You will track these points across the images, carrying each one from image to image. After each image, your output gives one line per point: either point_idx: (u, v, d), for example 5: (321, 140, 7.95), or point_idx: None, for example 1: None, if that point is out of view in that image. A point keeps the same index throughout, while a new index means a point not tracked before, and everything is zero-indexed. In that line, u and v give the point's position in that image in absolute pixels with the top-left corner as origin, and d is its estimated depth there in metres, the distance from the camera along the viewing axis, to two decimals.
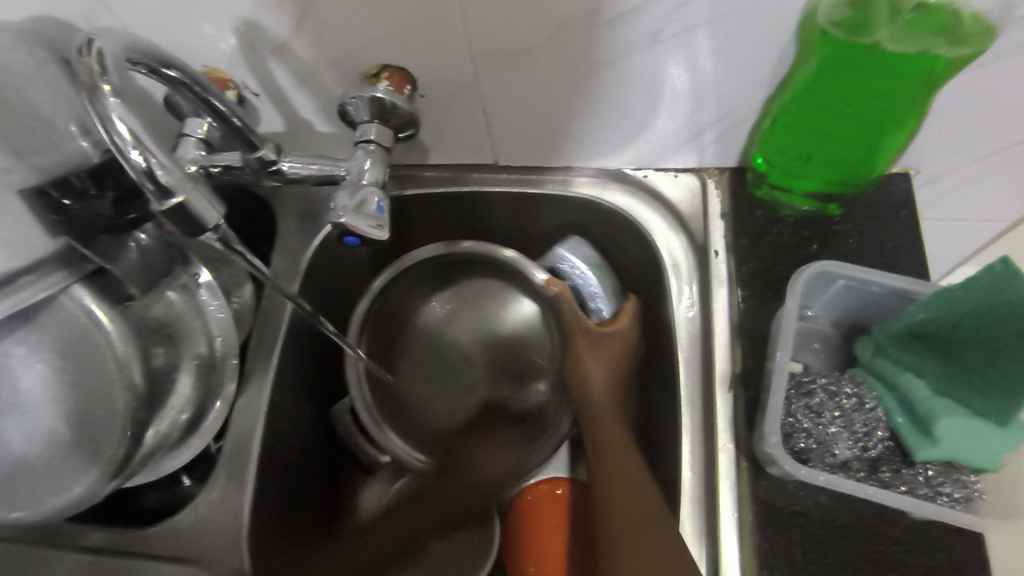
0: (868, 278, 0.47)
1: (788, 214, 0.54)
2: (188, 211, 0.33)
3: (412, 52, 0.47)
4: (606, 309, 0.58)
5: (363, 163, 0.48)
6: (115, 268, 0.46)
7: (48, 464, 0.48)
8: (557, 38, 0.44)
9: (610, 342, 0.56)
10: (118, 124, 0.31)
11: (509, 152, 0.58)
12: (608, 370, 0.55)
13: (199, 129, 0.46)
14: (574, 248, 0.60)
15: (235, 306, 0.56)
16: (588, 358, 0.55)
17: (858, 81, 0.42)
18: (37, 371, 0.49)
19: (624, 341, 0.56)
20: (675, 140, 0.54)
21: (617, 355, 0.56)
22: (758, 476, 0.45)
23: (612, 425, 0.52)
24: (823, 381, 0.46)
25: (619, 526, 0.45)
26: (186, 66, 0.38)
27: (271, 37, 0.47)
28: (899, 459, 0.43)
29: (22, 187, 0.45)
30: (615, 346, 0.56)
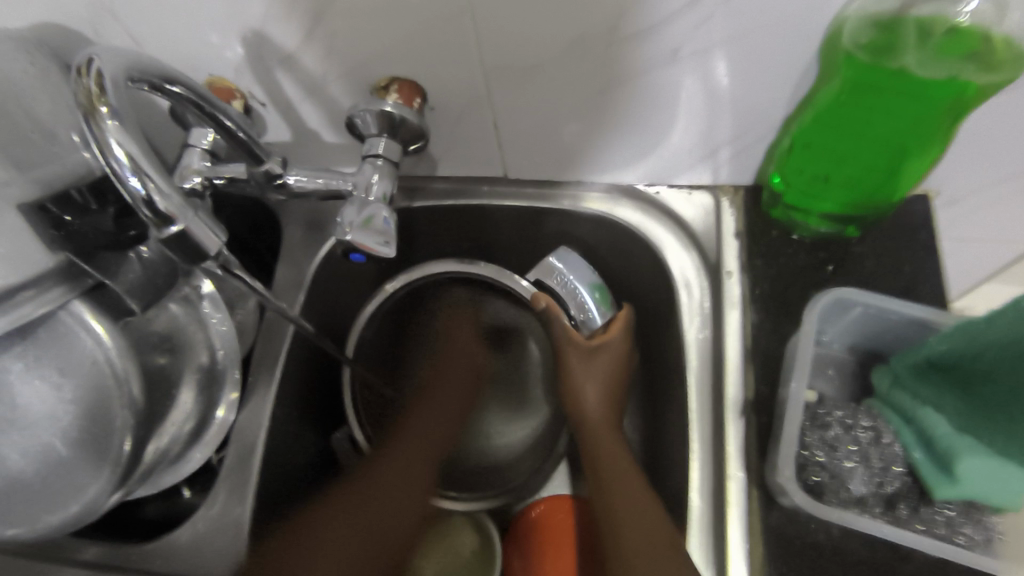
0: (886, 307, 0.46)
1: (804, 235, 0.53)
2: (188, 237, 0.33)
3: (423, 64, 0.46)
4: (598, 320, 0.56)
5: (371, 177, 0.47)
6: (116, 284, 0.44)
7: (45, 482, 0.47)
8: (573, 52, 0.43)
9: (603, 358, 0.54)
10: (117, 149, 0.30)
11: (519, 165, 0.57)
12: (603, 389, 0.54)
13: (205, 140, 0.44)
14: (574, 263, 0.57)
15: (238, 319, 0.56)
16: (582, 378, 0.54)
17: (882, 104, 0.40)
18: (36, 390, 0.47)
19: (616, 353, 0.55)
20: (690, 157, 0.52)
21: (612, 371, 0.54)
22: (768, 507, 0.44)
23: (613, 453, 0.50)
24: (838, 414, 0.45)
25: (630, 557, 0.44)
26: (189, 80, 0.38)
27: (279, 48, 0.46)
28: (917, 497, 0.42)
29: (21, 200, 0.42)
30: (608, 360, 0.54)
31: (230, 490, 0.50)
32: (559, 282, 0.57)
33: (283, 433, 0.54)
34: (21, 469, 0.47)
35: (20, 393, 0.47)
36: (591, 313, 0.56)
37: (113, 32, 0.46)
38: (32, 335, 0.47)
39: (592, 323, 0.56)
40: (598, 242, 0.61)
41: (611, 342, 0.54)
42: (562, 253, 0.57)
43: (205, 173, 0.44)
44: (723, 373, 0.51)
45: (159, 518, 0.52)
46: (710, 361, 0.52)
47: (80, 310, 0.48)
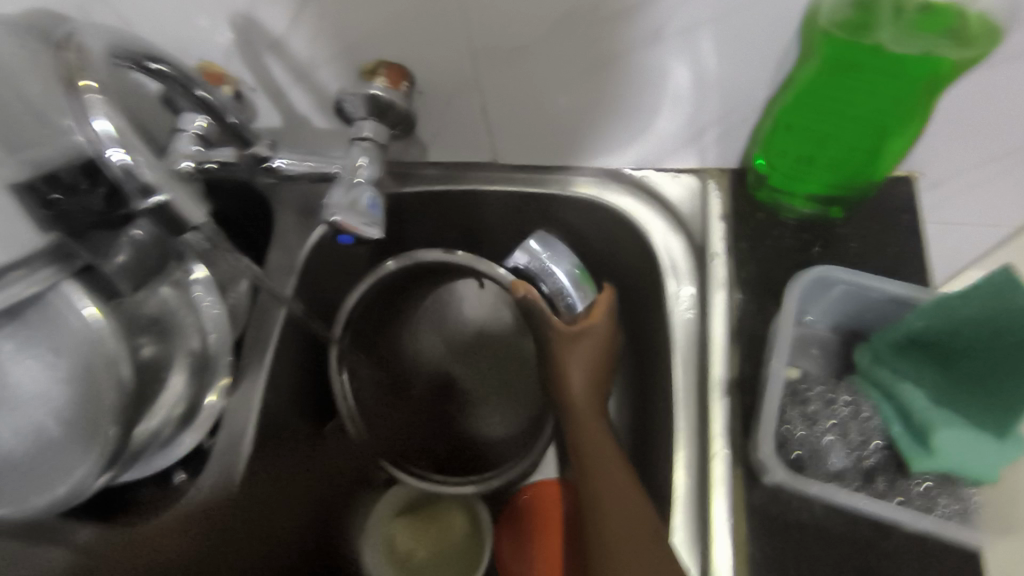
0: (869, 285, 0.46)
1: (788, 217, 0.53)
2: (172, 210, 0.33)
3: (410, 47, 0.47)
4: (579, 304, 0.56)
5: (358, 159, 0.47)
6: (105, 264, 0.45)
7: (38, 462, 0.49)
8: (557, 34, 0.44)
9: (586, 345, 0.54)
10: (99, 123, 0.31)
11: (508, 150, 0.57)
12: (586, 373, 0.53)
13: (196, 125, 0.44)
14: (553, 247, 0.58)
15: (229, 303, 0.55)
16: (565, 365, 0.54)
17: (861, 84, 0.41)
18: (26, 368, 0.50)
19: (600, 338, 0.54)
20: (676, 140, 0.53)
21: (595, 356, 0.54)
22: (752, 486, 0.45)
23: (595, 437, 0.51)
24: (819, 389, 0.46)
25: (609, 539, 0.45)
26: (173, 60, 0.38)
27: (267, 32, 0.47)
28: (894, 470, 0.43)
29: (17, 180, 0.44)
30: (591, 344, 0.54)
31: (223, 471, 0.50)
32: (537, 264, 0.58)
33: (274, 415, 0.54)
34: (10, 448, 0.49)
35: (12, 372, 0.50)
36: (571, 297, 0.56)
37: (103, 16, 0.47)
38: (23, 317, 0.50)
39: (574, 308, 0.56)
40: (588, 228, 0.62)
41: (593, 327, 0.54)
42: (541, 237, 0.59)
43: (196, 156, 0.43)
44: (710, 353, 0.51)
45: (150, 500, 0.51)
46: (697, 343, 0.53)
47: (70, 291, 0.49)
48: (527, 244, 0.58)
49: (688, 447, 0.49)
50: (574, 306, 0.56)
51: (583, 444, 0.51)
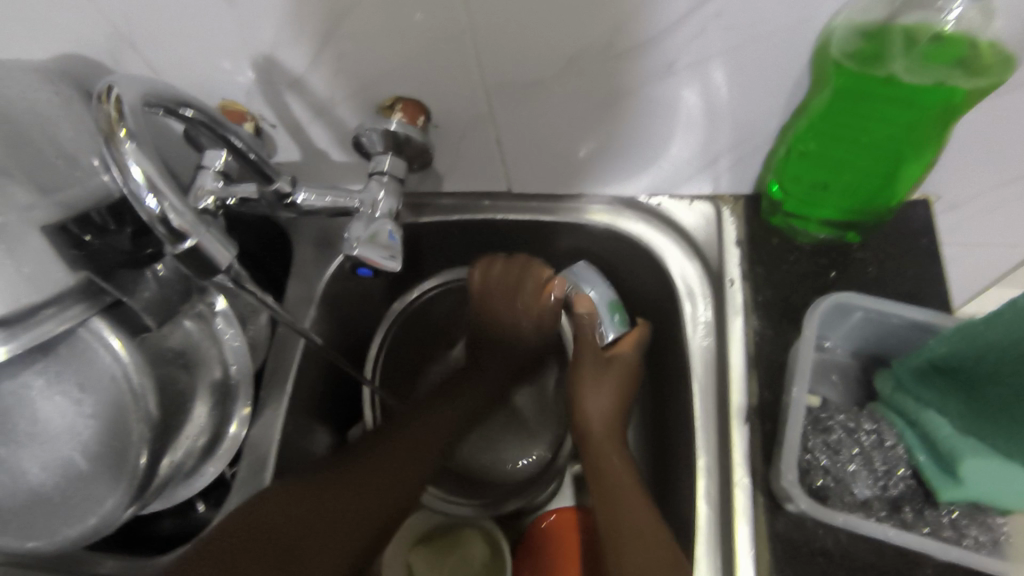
0: (888, 310, 0.46)
1: (804, 241, 0.54)
2: (200, 251, 0.34)
3: (426, 84, 0.48)
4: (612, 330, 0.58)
5: (376, 195, 0.48)
6: (132, 301, 0.45)
7: (65, 496, 0.47)
8: (570, 71, 0.45)
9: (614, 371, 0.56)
10: (135, 168, 0.32)
11: (523, 180, 0.58)
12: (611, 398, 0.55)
13: (217, 162, 0.45)
14: (586, 274, 0.58)
15: (250, 335, 0.57)
16: (593, 385, 0.55)
17: (874, 110, 0.41)
18: (55, 404, 0.47)
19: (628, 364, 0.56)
20: (689, 168, 0.53)
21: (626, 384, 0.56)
22: (774, 513, 0.44)
23: (609, 459, 0.52)
24: (841, 417, 0.45)
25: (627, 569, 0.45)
26: (202, 104, 0.39)
27: (288, 72, 0.48)
28: (922, 499, 0.42)
29: (44, 223, 0.42)
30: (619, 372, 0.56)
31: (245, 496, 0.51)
32: (576, 291, 0.58)
33: (295, 446, 0.55)
34: (41, 482, 0.47)
35: (40, 407, 0.46)
36: (603, 325, 0.57)
37: (131, 60, 0.49)
38: (50, 351, 0.47)
39: (608, 333, 0.58)
40: (616, 253, 0.62)
41: (621, 353, 0.57)
42: (580, 266, 0.58)
43: (218, 194, 0.44)
44: (728, 380, 0.51)
45: (175, 532, 0.54)
46: (714, 367, 0.52)
47: (99, 325, 0.47)
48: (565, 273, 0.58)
49: (709, 475, 0.49)
50: (605, 332, 0.58)
51: (601, 472, 0.52)
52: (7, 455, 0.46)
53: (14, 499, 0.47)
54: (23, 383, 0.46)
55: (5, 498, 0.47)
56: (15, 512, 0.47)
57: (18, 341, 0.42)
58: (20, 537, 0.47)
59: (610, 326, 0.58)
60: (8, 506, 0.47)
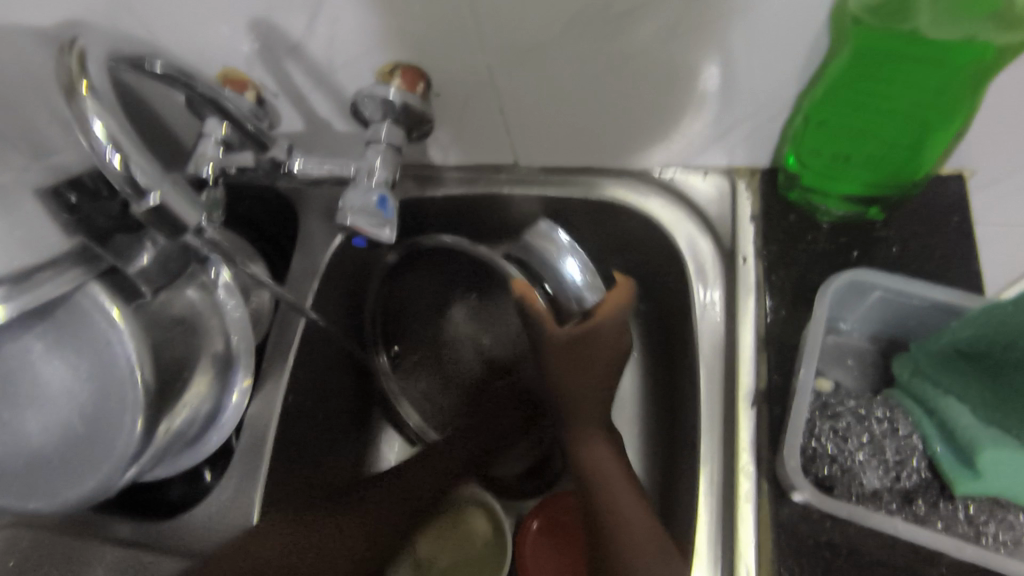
0: (906, 290, 0.43)
1: (823, 219, 0.50)
2: (166, 210, 0.33)
3: (425, 48, 0.46)
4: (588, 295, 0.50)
5: (374, 162, 0.47)
6: (130, 269, 0.45)
7: (62, 456, 0.47)
8: (571, 32, 0.42)
9: (593, 342, 0.51)
10: (96, 126, 0.31)
11: (529, 151, 0.56)
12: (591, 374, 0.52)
13: (218, 130, 0.45)
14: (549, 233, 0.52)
15: (253, 306, 0.58)
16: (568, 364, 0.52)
17: (898, 73, 0.39)
18: (55, 368, 0.46)
19: (610, 330, 0.51)
20: (702, 139, 0.50)
21: (604, 363, 0.52)
22: (779, 502, 0.42)
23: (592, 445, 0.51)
24: (851, 404, 0.42)
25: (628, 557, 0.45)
26: (177, 59, 0.39)
27: (284, 37, 0.47)
28: (936, 492, 0.40)
29: (36, 185, 0.42)
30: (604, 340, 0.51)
31: (242, 470, 0.54)
32: (539, 258, 0.51)
33: (295, 418, 0.57)
34: (41, 443, 0.47)
35: (41, 368, 0.46)
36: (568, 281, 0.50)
37: (132, 26, 0.48)
38: (50, 314, 0.46)
39: (583, 301, 0.50)
40: (626, 230, 0.59)
41: (602, 327, 0.50)
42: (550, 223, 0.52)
43: (218, 161, 0.45)
44: (737, 362, 0.48)
45: (180, 498, 0.57)
46: (724, 348, 0.50)
47: (96, 292, 0.46)
48: (533, 229, 0.51)
49: (712, 461, 0.47)
50: (581, 301, 0.51)
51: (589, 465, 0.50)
52: (10, 416, 0.47)
53: (17, 459, 0.47)
54: (23, 345, 0.45)
55: (10, 457, 0.48)
56: (17, 473, 0.48)
57: (17, 301, 0.42)
58: (23, 496, 0.47)
59: (586, 291, 0.50)
60: (13, 466, 0.48)
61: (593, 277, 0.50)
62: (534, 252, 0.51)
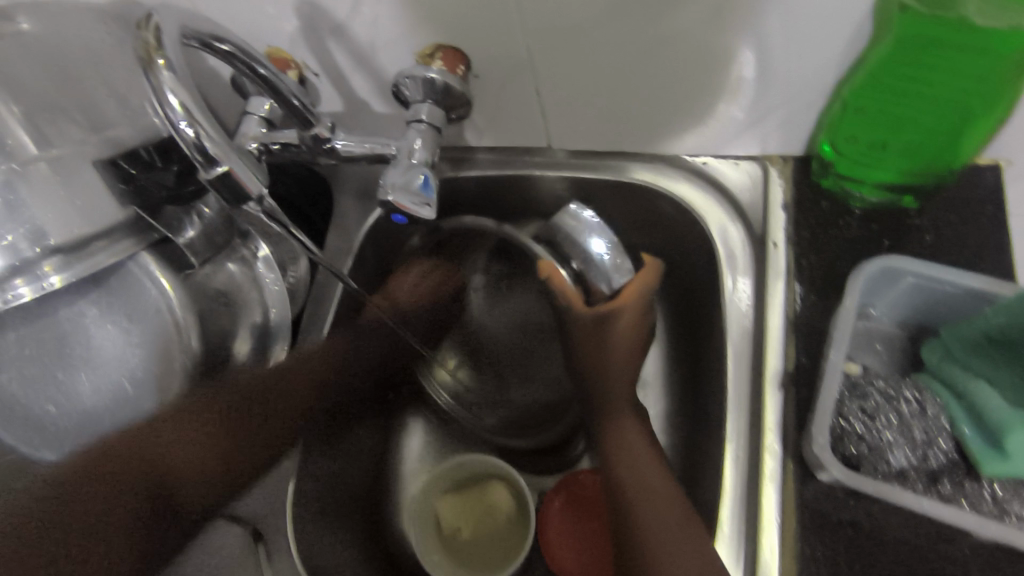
0: (940, 277, 0.44)
1: (856, 205, 0.51)
2: (232, 179, 0.35)
3: (467, 30, 0.47)
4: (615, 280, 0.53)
5: (413, 142, 0.48)
6: (179, 240, 0.46)
7: (116, 418, 0.51)
8: (612, 16, 0.43)
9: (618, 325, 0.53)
10: (173, 98, 0.32)
11: (563, 135, 0.57)
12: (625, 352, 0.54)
13: (262, 109, 0.47)
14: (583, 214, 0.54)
15: (291, 281, 0.57)
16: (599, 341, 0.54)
17: (941, 61, 0.39)
18: (108, 333, 0.49)
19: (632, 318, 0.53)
20: (738, 125, 0.51)
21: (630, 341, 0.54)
22: (803, 479, 0.43)
23: (622, 420, 0.53)
24: (879, 383, 0.43)
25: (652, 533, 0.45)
26: (237, 39, 0.40)
27: (329, 18, 0.48)
28: (962, 473, 0.40)
29: (97, 157, 0.44)
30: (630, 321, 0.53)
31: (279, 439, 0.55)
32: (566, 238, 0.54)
33: (329, 390, 0.59)
34: (94, 404, 0.50)
35: (94, 333, 0.49)
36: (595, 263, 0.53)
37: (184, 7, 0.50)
38: (102, 282, 0.49)
39: (612, 283, 0.53)
40: (656, 216, 0.60)
41: (626, 308, 0.53)
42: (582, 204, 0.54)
43: (261, 139, 0.47)
44: (765, 347, 0.49)
45: None
46: (752, 332, 0.51)
47: (146, 263, 0.49)
48: (566, 211, 0.54)
49: (738, 437, 0.48)
50: (608, 284, 0.53)
51: (616, 443, 0.52)
52: (63, 377, 0.49)
53: (70, 419, 0.50)
54: (79, 311, 0.48)
55: (61, 416, 0.50)
56: (71, 430, 0.50)
57: (73, 270, 0.44)
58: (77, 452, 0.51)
59: (612, 274, 0.53)
60: (64, 425, 0.50)
61: (619, 260, 0.53)
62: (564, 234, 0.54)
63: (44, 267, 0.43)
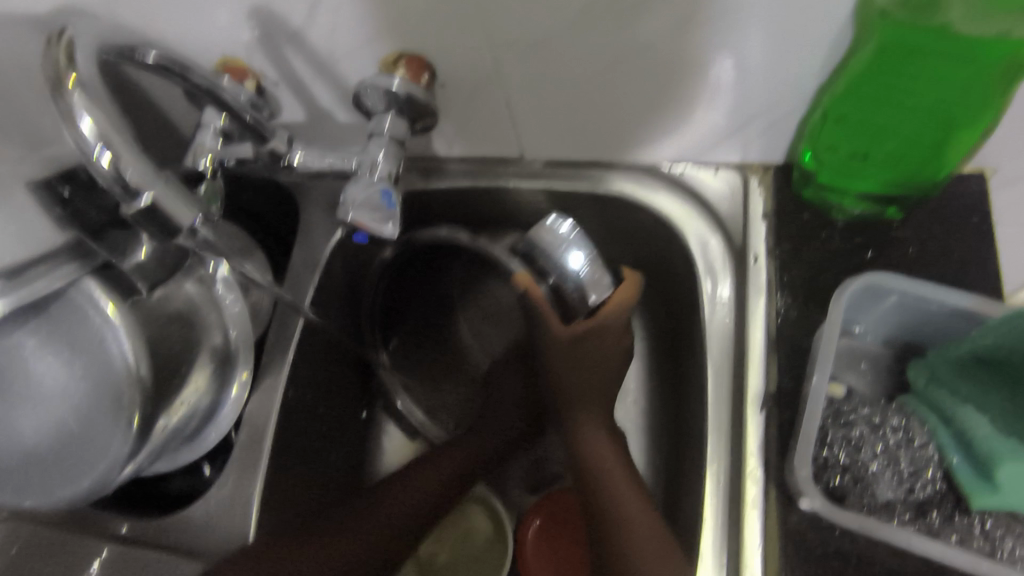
0: (927, 295, 0.42)
1: (838, 217, 0.49)
2: (159, 210, 0.32)
3: (430, 39, 0.45)
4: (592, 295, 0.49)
5: (376, 155, 0.45)
6: (123, 263, 0.43)
7: (59, 456, 0.46)
8: (581, 23, 0.41)
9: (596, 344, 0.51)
10: (85, 122, 0.30)
11: (536, 144, 0.55)
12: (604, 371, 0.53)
13: (217, 121, 0.43)
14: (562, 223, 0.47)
15: (252, 301, 0.56)
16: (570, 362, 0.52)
17: (923, 69, 0.37)
18: (49, 364, 0.45)
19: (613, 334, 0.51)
20: (716, 134, 0.49)
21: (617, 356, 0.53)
22: (787, 508, 0.41)
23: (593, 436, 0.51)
24: (864, 411, 0.41)
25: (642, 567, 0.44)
26: (168, 50, 0.40)
27: (285, 26, 0.45)
28: (951, 505, 0.39)
29: (29, 179, 0.40)
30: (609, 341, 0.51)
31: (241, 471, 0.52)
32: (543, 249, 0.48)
33: (296, 412, 0.56)
34: (35, 443, 0.46)
35: (34, 366, 0.45)
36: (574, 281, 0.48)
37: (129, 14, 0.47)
38: (43, 311, 0.45)
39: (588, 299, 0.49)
40: (629, 223, 0.58)
41: (606, 321, 0.50)
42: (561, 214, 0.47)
43: (218, 153, 0.43)
44: (746, 365, 0.47)
45: (183, 490, 0.56)
46: (734, 348, 0.49)
47: (91, 289, 0.45)
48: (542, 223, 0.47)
49: (720, 463, 0.46)
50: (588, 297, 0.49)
51: (589, 454, 0.50)
52: (5, 413, 0.46)
53: (13, 457, 0.46)
54: (19, 342, 0.45)
55: (4, 454, 0.47)
56: (13, 469, 0.46)
57: (10, 298, 0.42)
58: (19, 495, 0.46)
59: (589, 290, 0.48)
60: (7, 466, 0.47)
61: (597, 274, 0.48)
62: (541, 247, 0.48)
63: None
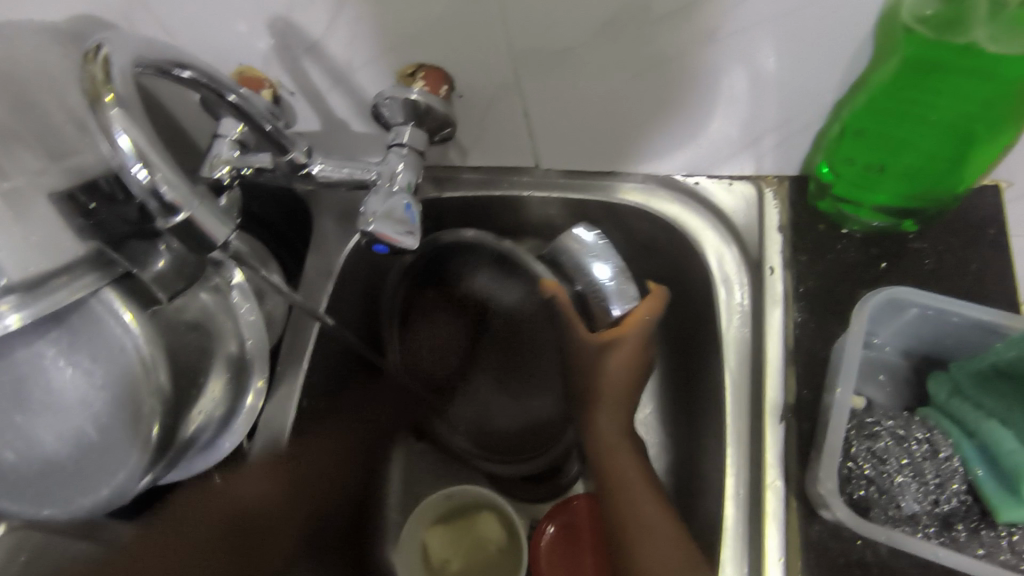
0: (948, 308, 0.42)
1: (854, 229, 0.49)
2: (194, 228, 0.33)
3: (450, 50, 0.45)
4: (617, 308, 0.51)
5: (396, 167, 0.46)
6: (144, 274, 0.41)
7: (79, 465, 0.46)
8: (605, 36, 0.41)
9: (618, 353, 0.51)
10: (121, 137, 0.30)
11: (551, 154, 0.55)
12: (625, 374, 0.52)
13: (234, 131, 0.43)
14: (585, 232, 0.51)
15: (267, 309, 0.56)
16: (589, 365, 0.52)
17: (946, 85, 0.37)
18: (69, 373, 0.45)
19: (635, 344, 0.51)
20: (733, 146, 0.49)
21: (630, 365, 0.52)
22: (809, 519, 0.42)
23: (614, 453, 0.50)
24: (888, 423, 0.41)
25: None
26: (199, 63, 0.38)
27: (305, 36, 0.45)
28: (977, 517, 0.39)
29: (52, 190, 0.42)
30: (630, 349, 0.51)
31: None
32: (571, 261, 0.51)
33: (310, 422, 0.56)
34: (54, 451, 0.46)
35: (54, 374, 0.45)
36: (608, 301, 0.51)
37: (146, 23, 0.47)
38: (64, 320, 0.45)
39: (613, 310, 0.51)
40: (643, 233, 0.58)
41: (628, 336, 0.51)
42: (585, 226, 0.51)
43: (234, 163, 0.43)
44: (764, 375, 0.47)
45: (196, 499, 0.55)
46: (750, 359, 0.49)
47: (111, 298, 0.45)
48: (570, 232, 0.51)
49: (737, 474, 0.46)
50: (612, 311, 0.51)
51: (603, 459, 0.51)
52: (22, 421, 0.45)
53: (31, 467, 0.46)
54: (36, 351, 0.44)
55: (21, 464, 0.46)
56: (30, 479, 0.46)
57: (31, 309, 0.40)
58: (37, 503, 0.46)
59: (616, 301, 0.51)
60: (22, 475, 0.46)
61: (625, 285, 0.51)
62: (568, 258, 0.51)
63: (0, 307, 0.39)
